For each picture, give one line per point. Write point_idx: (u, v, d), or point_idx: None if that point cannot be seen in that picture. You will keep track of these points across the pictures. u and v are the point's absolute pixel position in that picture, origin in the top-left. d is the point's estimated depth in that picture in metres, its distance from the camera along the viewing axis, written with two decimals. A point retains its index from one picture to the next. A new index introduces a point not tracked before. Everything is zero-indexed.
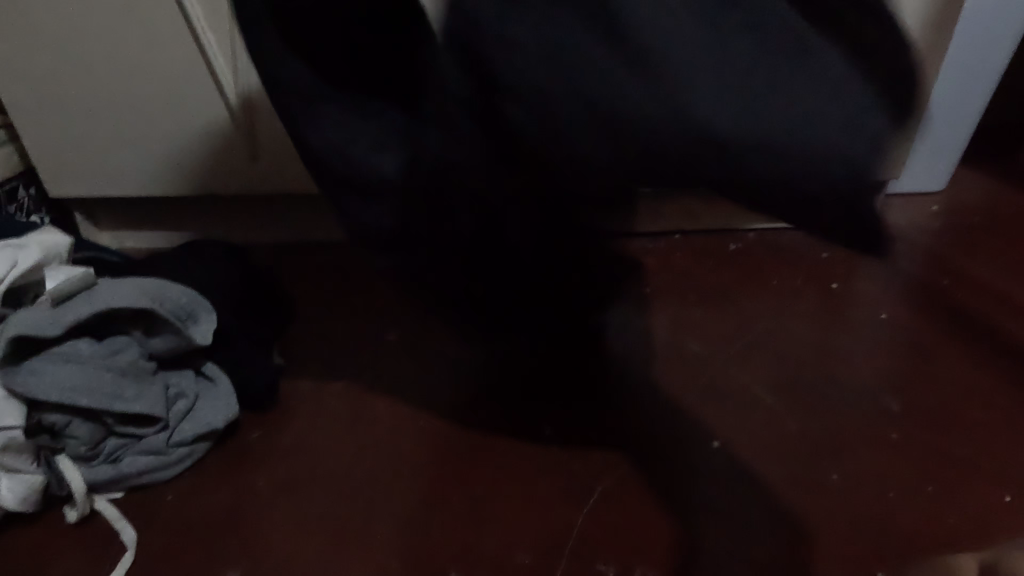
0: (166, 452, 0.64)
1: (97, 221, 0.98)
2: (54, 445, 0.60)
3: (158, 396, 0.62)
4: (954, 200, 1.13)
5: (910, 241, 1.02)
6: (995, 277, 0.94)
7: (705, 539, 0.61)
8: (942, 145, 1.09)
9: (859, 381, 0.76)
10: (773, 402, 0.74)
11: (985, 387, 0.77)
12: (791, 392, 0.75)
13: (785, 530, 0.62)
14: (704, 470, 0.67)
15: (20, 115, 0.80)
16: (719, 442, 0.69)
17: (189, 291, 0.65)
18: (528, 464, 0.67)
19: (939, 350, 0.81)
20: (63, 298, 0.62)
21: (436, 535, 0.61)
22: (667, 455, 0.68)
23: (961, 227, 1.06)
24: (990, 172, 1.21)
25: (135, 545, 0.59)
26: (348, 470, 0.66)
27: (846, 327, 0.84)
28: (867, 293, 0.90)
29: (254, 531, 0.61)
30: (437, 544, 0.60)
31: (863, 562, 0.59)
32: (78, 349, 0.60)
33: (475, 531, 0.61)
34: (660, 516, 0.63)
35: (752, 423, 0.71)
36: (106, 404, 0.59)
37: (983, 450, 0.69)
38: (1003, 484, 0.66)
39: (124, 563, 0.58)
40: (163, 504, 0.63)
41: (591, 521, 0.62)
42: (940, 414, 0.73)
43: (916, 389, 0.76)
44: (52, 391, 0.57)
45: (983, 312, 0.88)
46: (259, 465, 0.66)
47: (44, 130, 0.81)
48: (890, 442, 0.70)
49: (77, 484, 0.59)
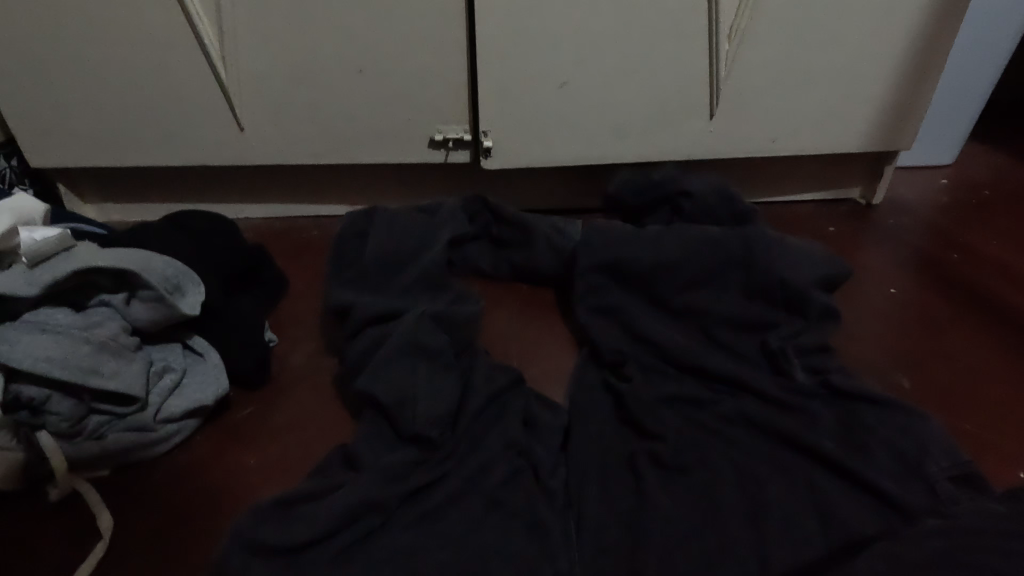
0: (155, 429, 0.61)
1: (81, 193, 0.97)
2: (34, 421, 0.57)
3: (138, 375, 0.59)
4: (966, 149, 1.16)
5: (916, 215, 1.00)
6: (1008, 252, 0.92)
7: (732, 511, 0.58)
8: (953, 116, 1.06)
9: (868, 356, 0.75)
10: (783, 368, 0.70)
11: (1014, 361, 0.75)
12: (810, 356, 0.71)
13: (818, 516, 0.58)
14: (716, 424, 0.65)
15: (16, 109, 0.84)
16: (729, 407, 0.66)
17: (175, 262, 0.63)
18: (540, 443, 0.64)
19: (945, 310, 0.82)
20: (39, 261, 0.60)
21: (446, 521, 0.57)
22: (676, 419, 0.66)
23: (999, 192, 1.05)
24: (1005, 147, 1.17)
25: (111, 532, 0.56)
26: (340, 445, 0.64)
27: (856, 303, 0.83)
28: (876, 269, 0.89)
29: (237, 500, 0.60)
30: (450, 521, 0.57)
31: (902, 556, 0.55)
32: (56, 320, 0.58)
33: (488, 511, 0.58)
34: (673, 481, 0.60)
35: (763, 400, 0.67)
36: (83, 378, 0.56)
37: (997, 421, 0.68)
38: (1019, 461, 0.64)
39: (95, 554, 0.55)
40: (151, 481, 0.61)
41: (595, 487, 0.60)
42: (956, 385, 0.72)
43: (929, 352, 0.76)
44: (25, 359, 0.54)
45: (1011, 280, 0.87)
46: (251, 441, 0.64)
47: (35, 118, 0.85)
48: None
49: (58, 462, 0.57)
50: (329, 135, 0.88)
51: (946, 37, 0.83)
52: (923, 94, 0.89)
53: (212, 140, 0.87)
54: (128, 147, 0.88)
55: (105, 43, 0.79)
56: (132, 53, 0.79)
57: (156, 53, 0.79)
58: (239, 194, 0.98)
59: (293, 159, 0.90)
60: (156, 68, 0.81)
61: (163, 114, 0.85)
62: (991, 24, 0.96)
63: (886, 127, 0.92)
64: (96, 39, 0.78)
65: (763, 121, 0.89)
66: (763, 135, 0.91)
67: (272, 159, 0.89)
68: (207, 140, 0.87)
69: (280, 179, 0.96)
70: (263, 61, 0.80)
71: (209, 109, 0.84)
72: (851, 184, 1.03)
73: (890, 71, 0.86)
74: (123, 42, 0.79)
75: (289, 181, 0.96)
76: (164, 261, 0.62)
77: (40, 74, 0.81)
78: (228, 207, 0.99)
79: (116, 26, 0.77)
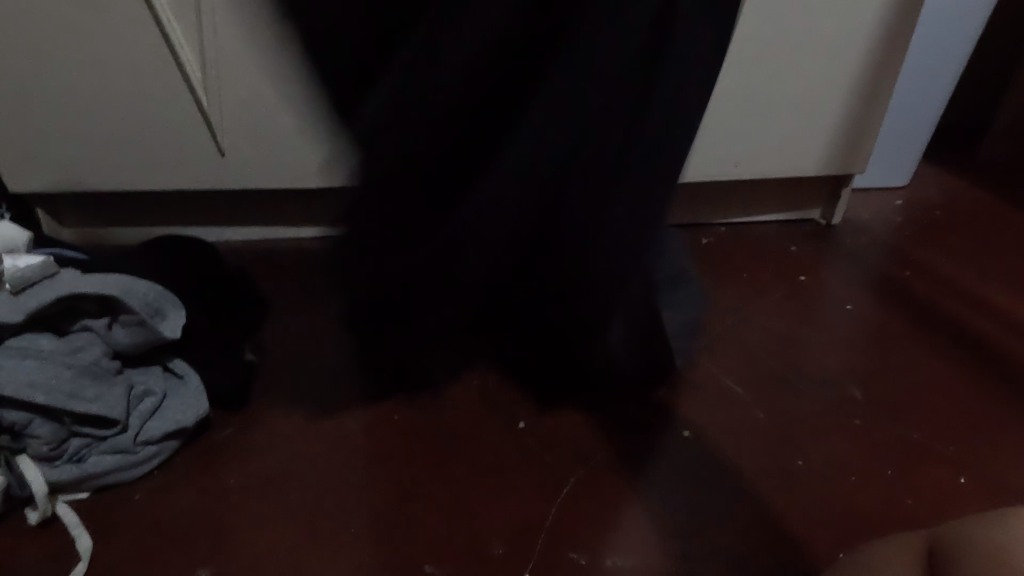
0: (134, 452, 0.62)
1: (60, 217, 0.98)
2: (14, 446, 0.58)
3: (120, 397, 0.61)
4: (920, 171, 1.22)
5: (872, 235, 1.05)
6: (957, 270, 0.97)
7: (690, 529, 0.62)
8: (905, 140, 1.12)
9: (825, 369, 0.79)
10: (716, 387, 0.76)
11: (961, 372, 0.80)
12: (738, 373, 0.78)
13: (764, 540, 0.62)
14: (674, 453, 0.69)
15: None
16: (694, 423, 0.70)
17: (156, 286, 0.65)
18: (514, 460, 0.67)
19: (900, 325, 0.86)
20: (24, 287, 0.61)
21: (419, 533, 0.60)
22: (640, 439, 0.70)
23: (950, 212, 1.11)
24: (957, 169, 1.24)
25: (88, 555, 0.57)
26: (321, 466, 0.65)
27: (816, 318, 0.87)
28: (834, 287, 0.93)
29: (216, 522, 0.60)
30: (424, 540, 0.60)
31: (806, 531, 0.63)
32: (39, 346, 0.60)
33: (457, 526, 0.61)
34: (631, 494, 0.65)
35: (721, 430, 0.72)
36: (64, 403, 0.58)
37: (942, 431, 0.73)
38: (961, 467, 0.69)
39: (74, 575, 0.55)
40: (130, 504, 0.61)
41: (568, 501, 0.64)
42: (904, 396, 0.76)
43: (882, 366, 0.80)
44: (8, 384, 0.56)
45: (960, 297, 0.92)
46: (229, 463, 0.65)
47: (14, 145, 0.86)
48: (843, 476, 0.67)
49: (38, 485, 0.58)
50: (309, 160, 0.90)
51: (891, 69, 0.89)
52: (873, 120, 0.94)
53: (194, 165, 0.89)
54: (106, 172, 0.89)
55: (87, 73, 0.80)
56: (115, 82, 0.81)
57: (138, 81, 0.81)
58: (219, 217, 0.99)
59: (272, 183, 0.92)
60: (137, 93, 0.82)
61: (144, 138, 0.86)
62: (937, 55, 1.02)
63: (840, 151, 0.97)
64: (77, 67, 0.80)
65: (725, 146, 0.94)
66: (726, 159, 0.95)
67: (249, 184, 0.91)
68: (189, 166, 0.89)
69: (257, 201, 0.98)
70: (243, 88, 0.83)
71: (189, 134, 0.86)
72: (811, 206, 1.08)
73: (843, 99, 0.91)
74: (107, 73, 0.81)
75: (267, 204, 0.98)
76: (146, 286, 0.63)
77: (20, 102, 0.82)
78: (208, 230, 1.00)
79: (99, 54, 0.79)
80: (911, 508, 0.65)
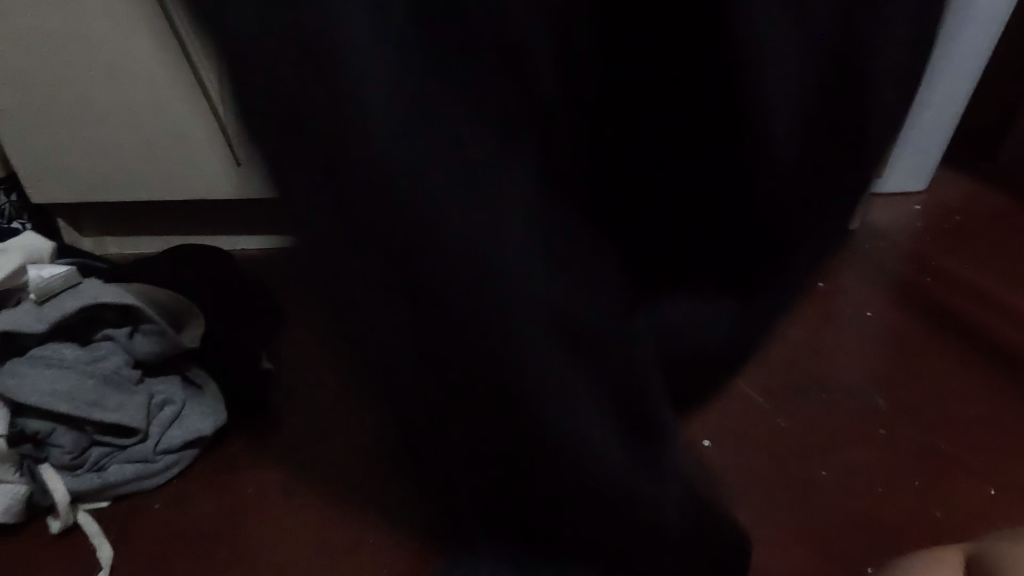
0: (153, 460, 0.63)
1: (80, 226, 1.00)
2: (37, 454, 0.60)
3: (139, 406, 0.62)
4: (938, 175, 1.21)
5: (893, 241, 1.03)
6: (982, 276, 0.95)
7: None
8: (924, 145, 1.10)
9: (846, 377, 0.78)
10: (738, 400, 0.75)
11: (989, 382, 0.78)
12: (767, 415, 0.73)
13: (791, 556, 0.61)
14: None
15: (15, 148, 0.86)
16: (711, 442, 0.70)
17: (177, 294, 0.66)
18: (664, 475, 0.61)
19: (923, 333, 0.85)
20: (47, 296, 0.62)
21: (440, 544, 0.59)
22: None
23: (969, 216, 1.09)
24: (975, 173, 1.22)
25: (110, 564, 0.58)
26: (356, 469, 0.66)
27: (834, 325, 0.85)
28: (852, 292, 0.92)
29: (244, 530, 0.61)
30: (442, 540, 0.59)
31: (842, 547, 0.62)
32: (62, 355, 0.61)
33: None
34: None
35: (740, 445, 0.70)
36: (86, 412, 0.59)
37: (970, 443, 0.71)
38: (991, 478, 0.68)
39: None
40: (150, 512, 0.63)
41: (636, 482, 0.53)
42: (930, 408, 0.75)
43: (904, 376, 0.78)
44: (32, 394, 0.57)
45: (984, 304, 0.90)
46: (247, 473, 0.66)
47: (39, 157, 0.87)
48: (867, 487, 0.67)
49: (60, 494, 0.59)
50: None
51: None
52: None
53: (209, 173, 0.89)
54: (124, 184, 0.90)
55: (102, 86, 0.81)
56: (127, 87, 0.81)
57: (158, 101, 0.82)
58: (228, 224, 1.00)
59: None
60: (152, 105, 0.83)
61: (159, 149, 0.87)
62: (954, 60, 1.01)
63: None
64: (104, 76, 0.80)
65: None
66: None
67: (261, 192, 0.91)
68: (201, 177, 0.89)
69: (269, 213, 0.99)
70: None
71: (198, 143, 0.86)
72: None
73: None
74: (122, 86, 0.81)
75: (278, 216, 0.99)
76: (168, 294, 0.65)
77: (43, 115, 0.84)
78: (224, 241, 1.01)
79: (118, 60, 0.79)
80: (942, 522, 0.64)
